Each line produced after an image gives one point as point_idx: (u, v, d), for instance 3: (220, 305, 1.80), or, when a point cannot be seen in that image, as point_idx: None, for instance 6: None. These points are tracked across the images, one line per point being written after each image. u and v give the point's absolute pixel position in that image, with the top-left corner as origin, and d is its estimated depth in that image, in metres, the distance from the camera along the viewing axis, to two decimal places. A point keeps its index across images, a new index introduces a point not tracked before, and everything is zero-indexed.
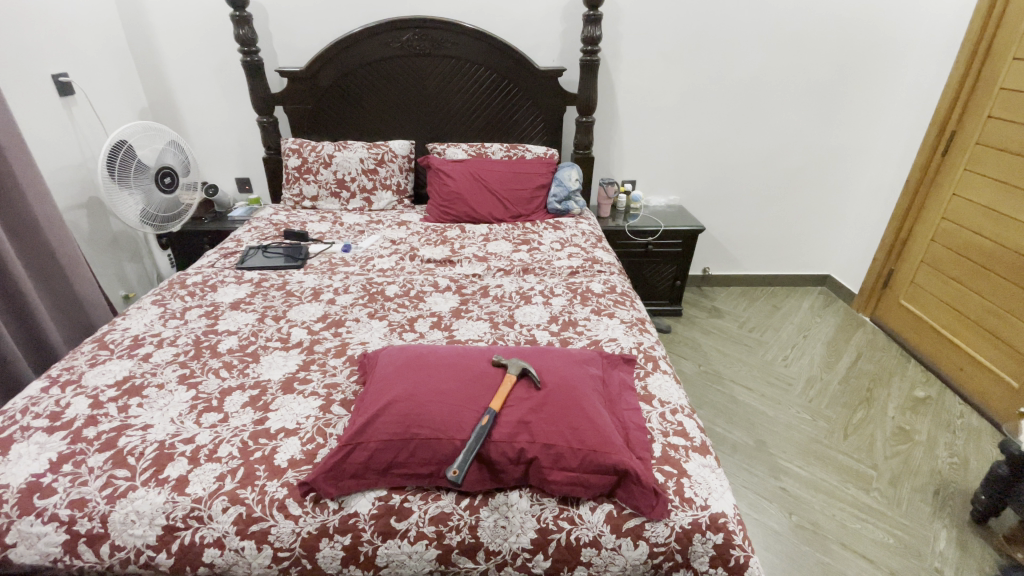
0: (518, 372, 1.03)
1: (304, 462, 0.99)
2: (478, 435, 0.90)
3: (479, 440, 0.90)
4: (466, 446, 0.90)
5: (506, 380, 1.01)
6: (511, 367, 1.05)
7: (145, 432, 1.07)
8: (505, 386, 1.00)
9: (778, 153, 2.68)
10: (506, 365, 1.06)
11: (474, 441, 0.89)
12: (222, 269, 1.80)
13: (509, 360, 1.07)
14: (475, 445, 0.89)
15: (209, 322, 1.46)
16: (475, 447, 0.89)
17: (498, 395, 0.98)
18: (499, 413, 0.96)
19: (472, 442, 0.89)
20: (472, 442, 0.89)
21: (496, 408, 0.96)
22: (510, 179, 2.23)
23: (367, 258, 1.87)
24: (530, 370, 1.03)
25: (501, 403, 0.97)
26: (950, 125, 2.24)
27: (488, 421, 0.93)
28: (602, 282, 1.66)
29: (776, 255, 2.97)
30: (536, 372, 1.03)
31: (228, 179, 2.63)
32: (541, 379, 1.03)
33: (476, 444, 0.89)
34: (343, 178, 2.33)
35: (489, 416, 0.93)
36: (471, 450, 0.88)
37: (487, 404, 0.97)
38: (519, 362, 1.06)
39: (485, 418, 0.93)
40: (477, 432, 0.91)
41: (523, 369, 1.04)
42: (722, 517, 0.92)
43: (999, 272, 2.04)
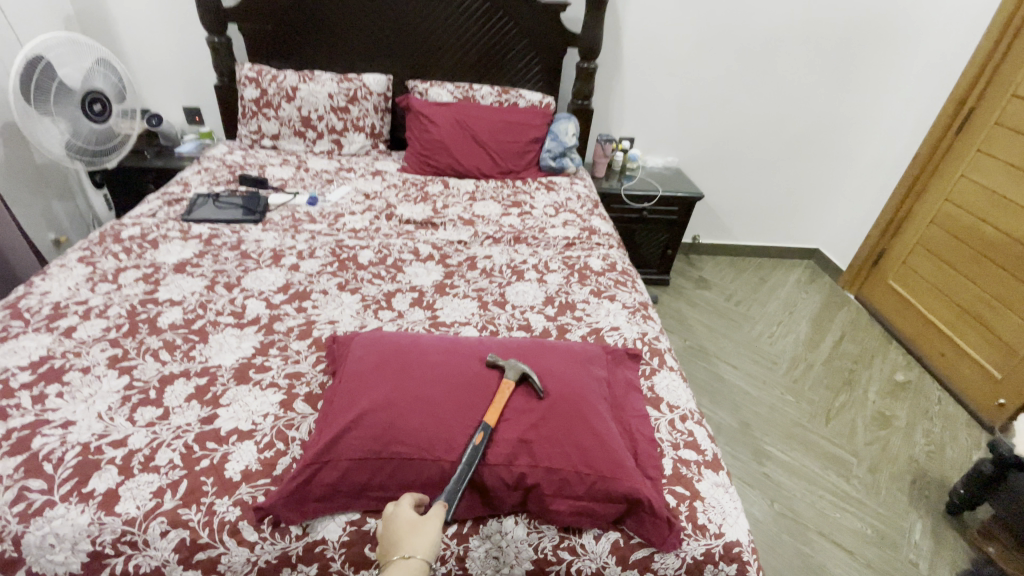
0: (516, 377, 0.89)
1: (261, 475, 0.84)
2: (470, 458, 0.77)
3: (472, 464, 0.77)
4: (456, 471, 0.77)
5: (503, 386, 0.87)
6: (509, 369, 0.90)
7: (65, 432, 0.88)
8: (502, 394, 0.87)
9: (784, 117, 2.51)
10: (502, 367, 0.91)
11: (465, 466, 0.76)
12: (165, 220, 1.55)
13: (506, 360, 0.92)
14: (467, 471, 0.76)
15: (147, 288, 1.24)
16: (466, 474, 0.76)
17: (493, 405, 0.84)
18: (494, 428, 0.82)
19: (463, 467, 0.77)
20: (463, 468, 0.76)
21: (490, 423, 0.82)
22: (501, 129, 2.00)
23: (337, 214, 1.64)
24: (531, 376, 0.89)
25: (496, 416, 0.83)
26: (969, 102, 2.10)
27: (482, 439, 0.79)
28: (600, 258, 1.50)
29: (768, 226, 2.86)
30: (538, 378, 0.89)
31: (174, 109, 2.28)
32: (544, 387, 0.88)
33: (468, 469, 0.76)
34: (309, 116, 2.04)
35: (482, 434, 0.80)
36: (461, 478, 0.75)
37: (481, 417, 0.83)
38: (517, 364, 0.91)
39: (478, 437, 0.79)
40: (469, 453, 0.78)
41: (523, 374, 0.89)
42: (737, 547, 0.84)
43: (998, 261, 1.99)
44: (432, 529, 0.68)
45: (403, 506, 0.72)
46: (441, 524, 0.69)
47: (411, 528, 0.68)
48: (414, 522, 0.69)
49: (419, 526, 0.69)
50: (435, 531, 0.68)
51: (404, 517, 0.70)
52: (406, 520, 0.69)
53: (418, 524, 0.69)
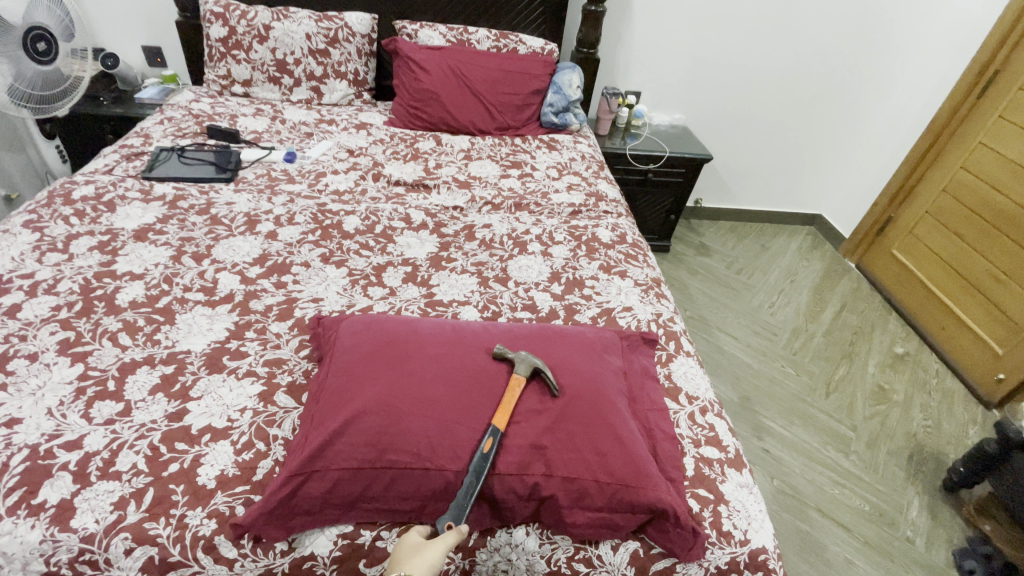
0: (528, 372, 0.80)
1: (239, 481, 0.74)
2: (477, 467, 0.69)
3: (480, 476, 0.68)
4: (461, 484, 0.69)
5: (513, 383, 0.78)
6: (519, 363, 0.81)
7: (10, 432, 0.77)
8: (512, 392, 0.77)
9: (798, 73, 2.35)
10: (511, 361, 0.82)
11: (472, 478, 0.68)
12: (123, 178, 1.38)
13: (515, 353, 0.83)
14: (474, 484, 0.67)
15: (104, 259, 1.09)
16: (474, 487, 0.67)
17: (501, 406, 0.76)
18: (504, 433, 0.74)
19: (470, 479, 0.68)
20: (470, 480, 0.68)
21: (500, 425, 0.73)
22: (499, 79, 1.82)
23: (318, 173, 1.48)
24: (544, 371, 0.80)
25: (505, 419, 0.75)
26: (996, 62, 1.97)
27: (491, 445, 0.70)
28: (609, 228, 1.39)
29: (772, 190, 2.75)
30: (552, 374, 0.80)
31: (131, 47, 2.03)
32: (558, 385, 0.79)
33: (476, 481, 0.68)
34: (284, 60, 1.82)
35: (491, 440, 0.71)
36: (468, 493, 0.67)
37: (489, 420, 0.74)
38: (528, 357, 0.81)
39: (487, 443, 0.70)
40: (475, 461, 0.69)
41: (535, 369, 0.80)
42: (763, 554, 0.78)
43: (1010, 234, 1.92)
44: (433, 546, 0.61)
45: (412, 531, 0.65)
46: (446, 545, 0.61)
47: (413, 548, 0.61)
48: (418, 543, 0.62)
49: (421, 545, 0.61)
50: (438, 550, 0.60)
51: (409, 539, 0.63)
52: (410, 542, 0.62)
53: (421, 544, 0.62)
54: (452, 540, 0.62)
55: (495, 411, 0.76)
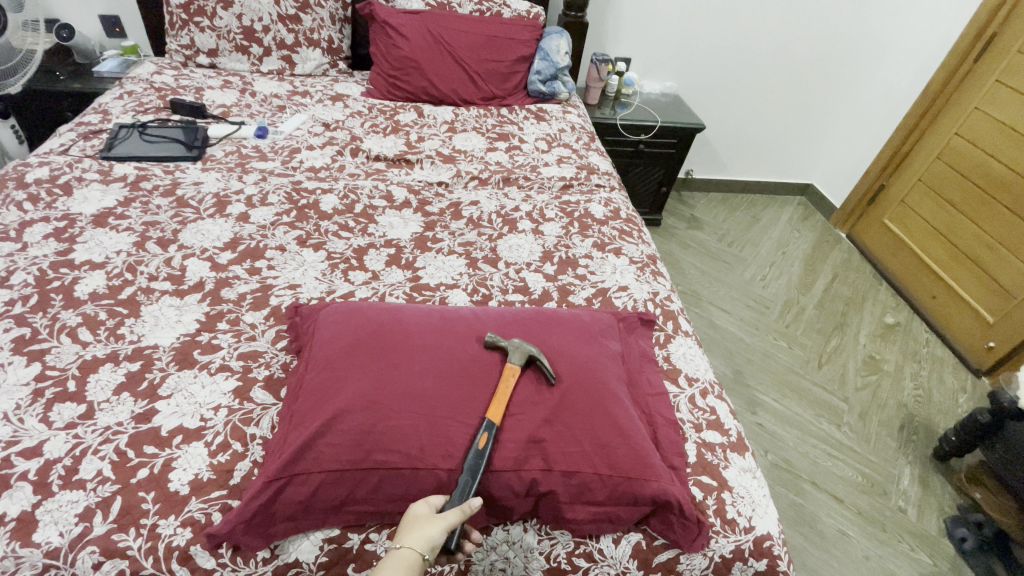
0: (523, 361, 0.75)
1: (215, 486, 0.69)
2: (473, 464, 0.64)
3: (477, 473, 0.64)
4: (455, 483, 0.64)
5: (507, 373, 0.73)
6: (513, 351, 0.76)
7: None
8: (507, 381, 0.73)
9: (792, 37, 2.27)
10: (505, 350, 0.77)
11: (467, 476, 0.63)
12: (80, 158, 1.28)
13: (508, 341, 0.77)
14: (470, 483, 0.63)
15: (61, 247, 1.01)
16: (469, 485, 0.63)
17: (496, 398, 0.71)
18: (499, 427, 0.69)
19: (465, 478, 0.63)
20: (465, 479, 0.63)
21: (494, 418, 0.69)
22: (482, 45, 1.72)
23: (292, 149, 1.39)
24: (541, 360, 0.75)
25: (501, 411, 0.70)
26: (993, 24, 1.91)
27: (487, 441, 0.66)
28: (601, 203, 1.33)
29: (764, 160, 2.70)
30: (549, 362, 0.75)
31: (87, 15, 1.87)
32: (556, 374, 0.75)
33: (472, 479, 0.63)
34: (251, 27, 1.70)
35: (486, 436, 0.66)
36: (464, 492, 0.62)
37: (483, 414, 0.70)
38: (522, 345, 0.77)
39: (483, 439, 0.66)
40: (469, 459, 0.65)
41: (530, 357, 0.75)
42: (767, 541, 0.75)
43: (1003, 202, 1.90)
44: (435, 524, 0.58)
45: (422, 500, 0.61)
46: (448, 526, 0.58)
47: (416, 519, 0.59)
48: (422, 515, 0.59)
49: (425, 518, 0.59)
50: (439, 531, 0.57)
51: (416, 508, 0.60)
52: (416, 511, 0.60)
53: (425, 518, 0.59)
54: (457, 520, 0.58)
55: (489, 404, 0.71)
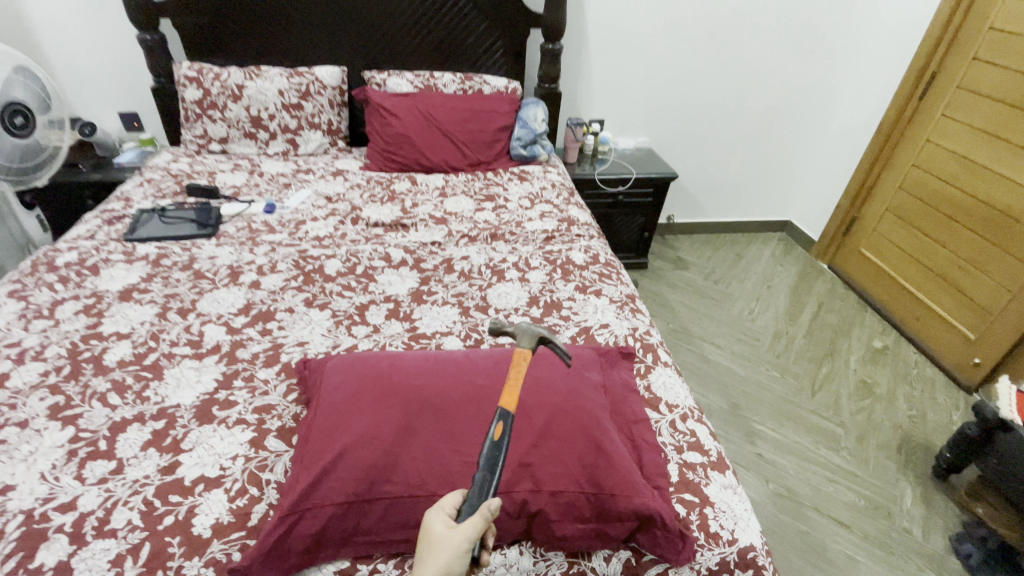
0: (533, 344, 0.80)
1: (235, 528, 0.76)
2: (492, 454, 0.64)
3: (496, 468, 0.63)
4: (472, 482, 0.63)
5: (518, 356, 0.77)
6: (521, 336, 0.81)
7: (4, 499, 0.77)
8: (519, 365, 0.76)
9: (752, 89, 2.48)
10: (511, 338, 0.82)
11: (485, 471, 0.62)
12: (105, 241, 1.41)
13: (516, 329, 0.83)
14: (489, 479, 0.62)
15: (89, 321, 1.11)
16: (490, 480, 0.62)
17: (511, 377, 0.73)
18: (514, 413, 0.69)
19: (484, 475, 0.62)
20: (484, 477, 0.62)
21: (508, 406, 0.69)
22: (467, 119, 1.90)
23: (298, 221, 1.53)
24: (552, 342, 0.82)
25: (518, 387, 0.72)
26: (931, 67, 2.11)
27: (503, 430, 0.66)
28: (582, 250, 1.44)
29: (741, 201, 2.86)
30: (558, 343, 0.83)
31: (109, 114, 2.08)
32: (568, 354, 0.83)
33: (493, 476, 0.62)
34: (259, 116, 1.89)
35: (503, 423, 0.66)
36: (482, 491, 0.61)
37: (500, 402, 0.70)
38: (530, 330, 0.82)
39: (497, 429, 0.66)
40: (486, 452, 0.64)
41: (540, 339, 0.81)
42: (751, 552, 0.80)
43: (968, 225, 2.01)
44: (453, 549, 0.55)
45: (435, 520, 0.58)
46: (466, 544, 0.56)
47: (434, 543, 0.56)
48: (437, 538, 0.56)
49: (441, 541, 0.56)
50: (459, 556, 0.55)
51: (431, 527, 0.58)
52: (432, 532, 0.57)
53: (442, 540, 0.56)
54: (475, 535, 0.56)
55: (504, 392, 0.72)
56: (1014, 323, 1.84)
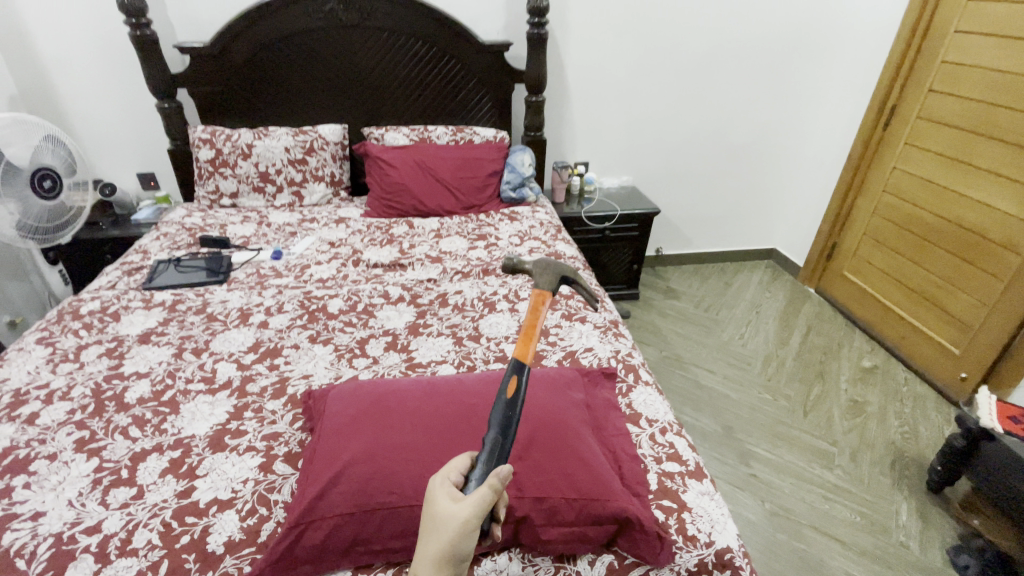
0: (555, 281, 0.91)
1: (246, 544, 0.82)
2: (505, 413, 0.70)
3: (512, 434, 0.68)
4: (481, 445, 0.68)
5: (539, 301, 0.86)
6: (541, 274, 0.90)
7: (36, 524, 0.85)
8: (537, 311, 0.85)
9: (727, 127, 2.64)
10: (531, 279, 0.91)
11: (498, 434, 0.67)
12: (126, 290, 1.52)
13: (538, 272, 0.90)
14: (500, 441, 0.67)
15: (112, 363, 1.21)
16: (506, 444, 0.67)
17: (526, 332, 0.81)
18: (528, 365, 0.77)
19: (494, 437, 0.67)
20: (494, 438, 0.67)
21: (524, 359, 0.77)
22: (459, 166, 2.05)
23: (303, 265, 1.64)
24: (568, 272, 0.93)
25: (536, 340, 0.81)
26: (891, 100, 2.25)
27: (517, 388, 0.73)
28: (568, 281, 1.54)
29: (727, 231, 2.98)
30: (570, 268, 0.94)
31: (128, 175, 2.25)
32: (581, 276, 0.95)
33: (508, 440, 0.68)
34: (267, 171, 2.05)
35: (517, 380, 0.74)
36: (493, 450, 0.66)
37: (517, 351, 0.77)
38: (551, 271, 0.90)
39: (511, 387, 0.73)
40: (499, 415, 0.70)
41: (560, 274, 0.91)
42: (728, 553, 0.85)
43: (941, 245, 2.10)
44: (455, 527, 0.58)
45: (441, 499, 0.61)
46: (466, 527, 0.58)
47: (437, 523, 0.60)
48: (441, 518, 0.60)
49: (443, 521, 0.59)
50: (463, 533, 0.58)
51: (436, 504, 0.61)
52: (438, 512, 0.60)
53: (443, 522, 0.59)
54: (476, 514, 0.59)
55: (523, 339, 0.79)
56: (994, 337, 1.90)
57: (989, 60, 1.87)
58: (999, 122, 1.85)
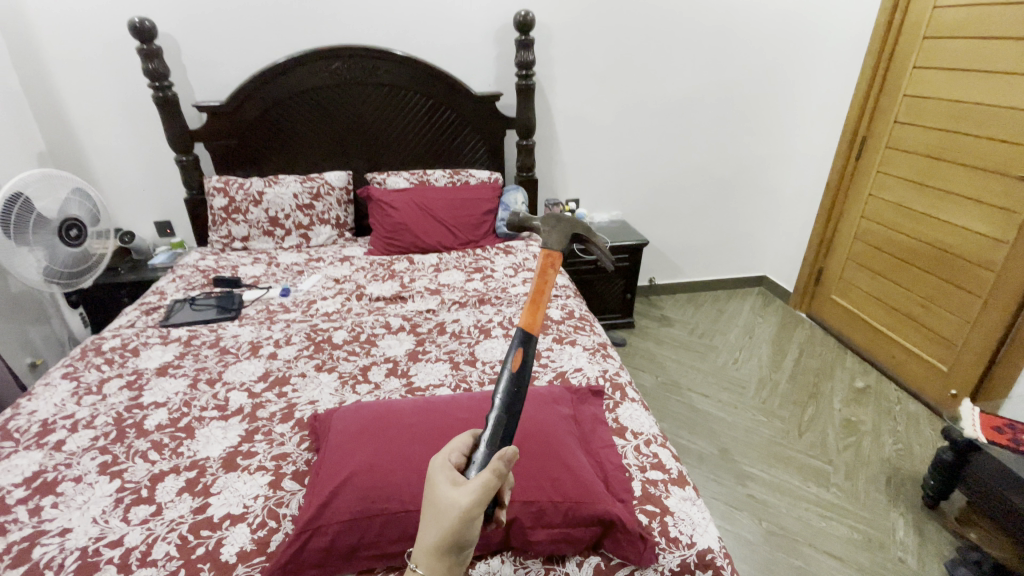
0: (565, 237, 0.94)
1: (257, 553, 0.88)
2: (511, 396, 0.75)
3: (515, 415, 0.74)
4: (485, 424, 0.71)
5: (546, 260, 0.90)
6: (549, 232, 0.93)
7: (64, 539, 0.92)
8: (546, 272, 0.89)
9: (710, 162, 2.78)
10: (540, 237, 0.94)
11: (505, 416, 0.72)
12: (144, 328, 1.62)
13: (547, 235, 0.93)
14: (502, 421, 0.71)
15: (132, 394, 1.29)
16: (510, 425, 0.73)
17: (533, 299, 0.84)
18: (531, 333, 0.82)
19: (497, 415, 0.71)
20: (497, 418, 0.71)
21: (530, 329, 0.81)
22: (456, 206, 2.18)
23: (310, 301, 1.75)
24: (577, 227, 0.96)
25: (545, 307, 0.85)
26: (861, 132, 2.39)
27: (521, 363, 0.78)
28: (559, 308, 1.64)
29: (717, 260, 3.08)
30: (580, 222, 0.98)
31: (146, 223, 2.39)
32: (592, 231, 1.00)
33: (512, 423, 0.73)
34: (276, 216, 2.19)
35: (522, 353, 0.78)
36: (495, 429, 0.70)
37: (521, 319, 0.83)
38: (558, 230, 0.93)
39: (513, 360, 0.77)
40: (505, 398, 0.74)
41: (568, 232, 0.94)
42: (709, 553, 0.90)
43: (920, 265, 2.18)
44: (457, 512, 0.60)
45: (442, 484, 0.63)
46: (467, 511, 0.60)
47: (440, 505, 0.62)
48: (443, 502, 0.62)
49: (446, 505, 0.61)
50: (464, 517, 0.60)
51: (437, 489, 0.63)
52: (440, 497, 0.62)
53: (445, 506, 0.61)
54: (477, 499, 0.60)
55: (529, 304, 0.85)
56: (978, 351, 1.95)
57: (946, 92, 2.00)
58: (962, 148, 1.96)
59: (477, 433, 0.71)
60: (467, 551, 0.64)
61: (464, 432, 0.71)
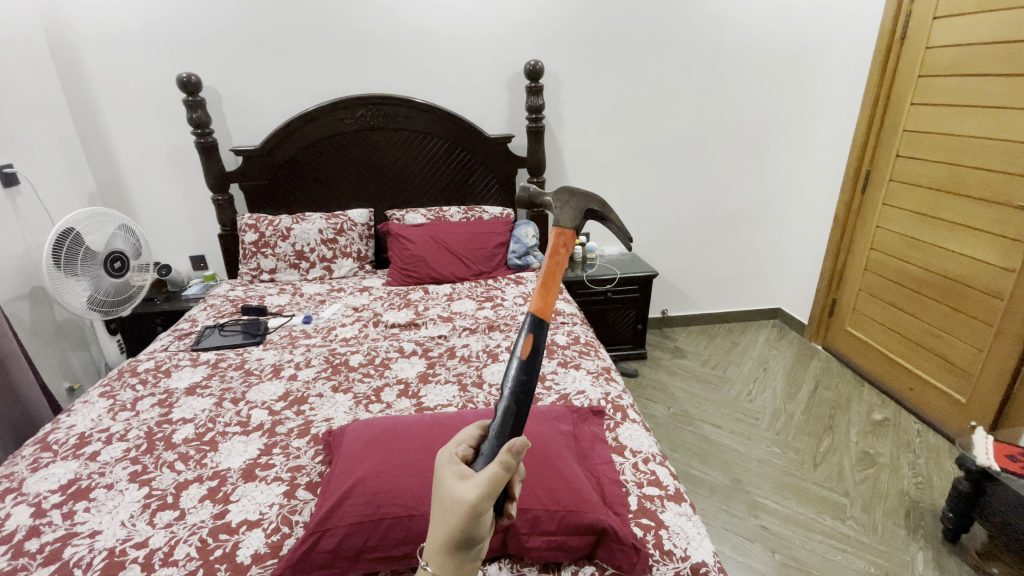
0: (578, 214, 0.86)
1: (270, 556, 0.94)
2: (521, 384, 0.71)
3: (525, 405, 0.70)
4: (493, 415, 0.69)
5: (559, 240, 0.82)
6: (562, 208, 0.85)
7: (93, 540, 0.99)
8: (557, 253, 0.81)
9: (718, 197, 2.86)
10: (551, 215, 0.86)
11: (513, 407, 0.68)
12: (176, 352, 1.73)
13: (560, 206, 0.85)
14: (510, 413, 0.68)
15: (162, 411, 1.39)
16: (520, 415, 0.69)
17: (544, 281, 0.79)
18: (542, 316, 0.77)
19: (507, 406, 0.68)
20: (503, 407, 0.68)
21: (542, 314, 0.77)
22: (469, 239, 2.30)
23: (330, 327, 1.85)
24: (591, 203, 0.87)
25: (557, 290, 0.80)
26: (864, 166, 2.45)
27: (530, 350, 0.74)
28: (566, 334, 1.70)
29: (730, 292, 3.10)
30: (596, 197, 0.89)
31: (182, 258, 2.57)
32: (609, 207, 0.91)
33: (522, 412, 0.69)
34: (302, 250, 2.33)
35: (532, 339, 0.74)
36: (502, 422, 0.67)
37: (531, 303, 0.77)
38: (574, 206, 0.86)
39: (524, 349, 0.73)
40: (513, 387, 0.70)
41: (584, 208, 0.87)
42: (702, 567, 0.92)
43: (931, 295, 2.18)
44: (463, 509, 0.57)
45: (448, 479, 0.60)
46: (473, 508, 0.56)
47: (446, 502, 0.58)
48: (448, 499, 0.58)
49: (452, 501, 0.58)
50: (470, 513, 0.56)
51: (443, 485, 0.60)
52: (446, 492, 0.59)
53: (450, 504, 0.58)
54: (483, 494, 0.56)
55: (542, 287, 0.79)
56: (995, 381, 1.92)
57: (945, 126, 2.05)
58: (963, 180, 2.00)
59: (485, 424, 0.68)
60: (479, 545, 0.60)
61: (472, 424, 0.69)
